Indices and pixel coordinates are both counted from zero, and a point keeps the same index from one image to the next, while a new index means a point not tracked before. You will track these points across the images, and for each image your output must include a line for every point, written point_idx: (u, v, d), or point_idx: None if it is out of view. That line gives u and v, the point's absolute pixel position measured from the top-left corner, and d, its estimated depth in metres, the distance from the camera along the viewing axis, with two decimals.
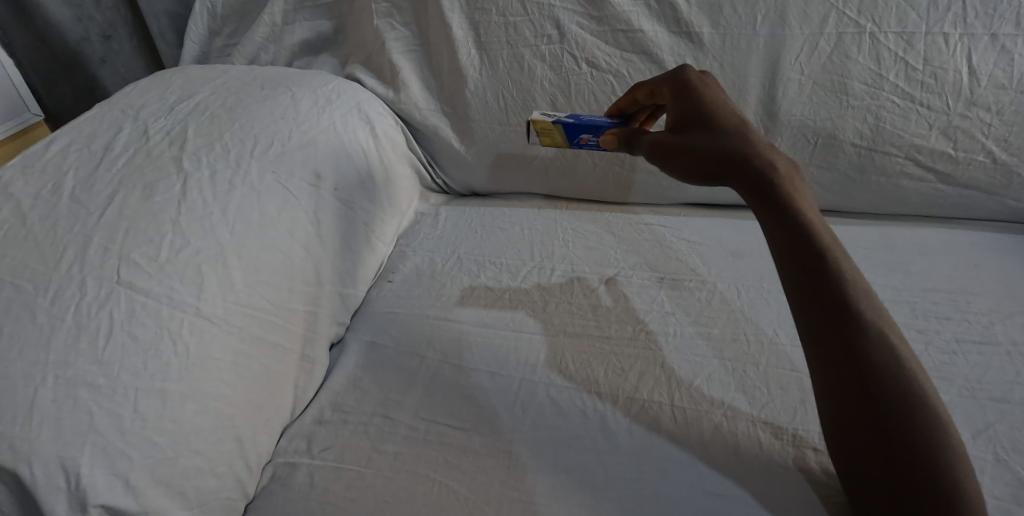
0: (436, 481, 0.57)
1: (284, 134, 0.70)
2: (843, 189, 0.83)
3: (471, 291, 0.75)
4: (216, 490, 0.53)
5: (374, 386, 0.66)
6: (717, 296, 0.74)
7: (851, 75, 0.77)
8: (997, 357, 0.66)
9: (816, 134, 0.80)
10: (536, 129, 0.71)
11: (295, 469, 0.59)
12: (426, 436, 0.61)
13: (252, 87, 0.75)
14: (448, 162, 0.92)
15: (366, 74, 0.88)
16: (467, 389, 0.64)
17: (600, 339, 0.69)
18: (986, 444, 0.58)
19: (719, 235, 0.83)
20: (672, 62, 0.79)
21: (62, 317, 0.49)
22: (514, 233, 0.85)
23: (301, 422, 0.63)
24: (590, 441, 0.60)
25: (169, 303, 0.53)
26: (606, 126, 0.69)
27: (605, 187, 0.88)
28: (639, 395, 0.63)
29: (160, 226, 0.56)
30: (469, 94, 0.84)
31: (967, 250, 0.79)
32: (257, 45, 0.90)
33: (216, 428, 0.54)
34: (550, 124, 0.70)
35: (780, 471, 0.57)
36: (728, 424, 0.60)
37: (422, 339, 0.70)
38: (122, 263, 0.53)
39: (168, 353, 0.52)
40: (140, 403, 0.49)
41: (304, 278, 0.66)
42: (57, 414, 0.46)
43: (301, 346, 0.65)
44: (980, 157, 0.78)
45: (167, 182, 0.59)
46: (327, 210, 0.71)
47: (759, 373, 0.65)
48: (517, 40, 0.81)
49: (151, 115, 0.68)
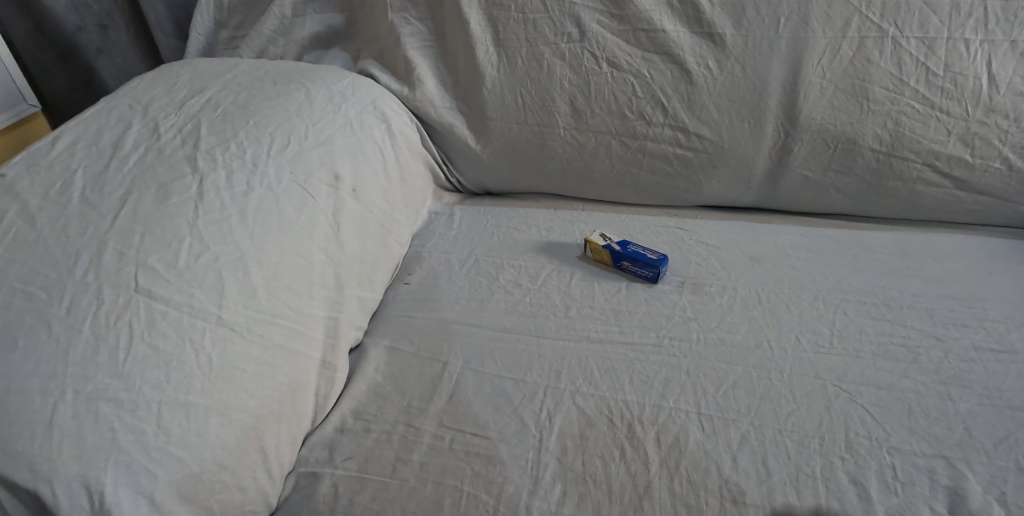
0: (463, 493, 0.55)
1: (300, 133, 0.68)
2: (859, 194, 0.82)
3: (490, 295, 0.74)
4: (240, 504, 0.52)
5: (395, 393, 0.64)
6: (738, 301, 0.73)
7: (872, 80, 0.76)
8: (1016, 365, 0.65)
9: (835, 138, 0.79)
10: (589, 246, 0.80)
11: (317, 480, 0.57)
12: (450, 446, 0.59)
13: (265, 83, 0.73)
14: (461, 160, 0.89)
15: (379, 69, 0.86)
16: (490, 397, 0.63)
17: (623, 345, 0.68)
18: (1009, 451, 0.58)
19: (737, 239, 0.83)
20: (693, 63, 0.78)
21: (78, 329, 0.47)
22: (531, 234, 0.83)
23: (321, 431, 0.61)
24: (618, 450, 0.59)
25: (190, 313, 0.51)
26: (646, 260, 0.75)
27: (621, 187, 0.87)
28: (665, 404, 0.62)
29: (176, 229, 0.54)
30: (485, 92, 0.83)
31: (981, 255, 0.79)
32: (266, 38, 0.88)
33: (240, 440, 0.52)
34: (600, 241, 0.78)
35: (810, 481, 0.56)
36: (755, 434, 0.60)
37: (443, 344, 0.68)
38: (141, 269, 0.51)
39: (190, 364, 0.50)
40: (163, 417, 0.47)
41: (324, 283, 0.64)
42: (77, 431, 0.44)
43: (322, 353, 0.62)
44: (996, 163, 0.77)
45: (182, 183, 0.57)
46: (346, 211, 0.69)
47: (784, 381, 0.64)
48: (537, 37, 0.80)
49: (162, 111, 0.65)
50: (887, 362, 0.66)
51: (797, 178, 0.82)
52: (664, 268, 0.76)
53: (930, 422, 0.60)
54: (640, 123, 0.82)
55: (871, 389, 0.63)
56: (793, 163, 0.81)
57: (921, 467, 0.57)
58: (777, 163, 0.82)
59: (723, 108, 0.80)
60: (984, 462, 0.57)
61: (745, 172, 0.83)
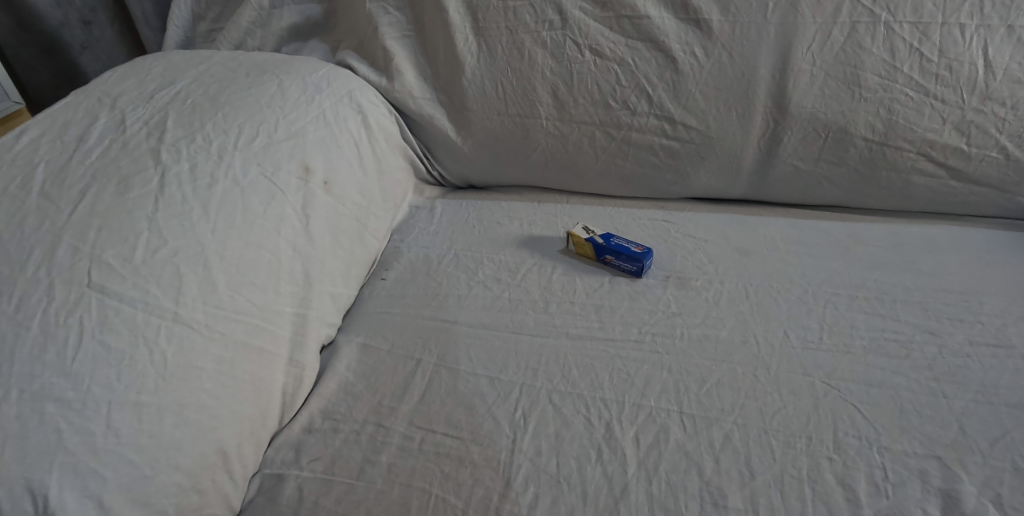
0: (432, 495, 0.54)
1: (270, 124, 0.66)
2: (852, 185, 0.79)
3: (469, 291, 0.72)
4: (198, 507, 0.50)
5: (367, 392, 0.62)
6: (725, 296, 0.71)
7: (864, 67, 0.74)
8: (1012, 360, 0.62)
9: (827, 128, 0.76)
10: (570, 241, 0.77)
11: (283, 481, 0.55)
12: (421, 447, 0.57)
13: (237, 73, 0.71)
14: (443, 154, 0.87)
15: (358, 60, 0.83)
16: (464, 395, 0.61)
17: (603, 341, 0.66)
18: (1003, 451, 0.55)
19: (726, 232, 0.80)
20: (679, 51, 0.76)
21: (25, 326, 0.45)
22: (513, 228, 0.81)
23: (289, 431, 0.59)
24: (595, 451, 0.56)
25: (145, 309, 0.50)
26: (630, 252, 0.73)
27: (606, 179, 0.84)
28: (645, 402, 0.60)
29: (135, 223, 0.52)
30: (466, 82, 0.80)
31: (977, 248, 0.76)
32: (243, 30, 0.85)
33: (197, 441, 0.50)
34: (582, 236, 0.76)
35: (795, 482, 0.54)
36: (739, 434, 0.58)
37: (418, 341, 0.66)
38: (94, 264, 0.49)
39: (143, 363, 0.48)
40: (113, 418, 0.46)
41: (292, 278, 0.62)
42: (21, 433, 0.42)
43: (289, 351, 0.60)
44: (993, 152, 0.74)
45: (143, 176, 0.55)
46: (318, 205, 0.67)
47: (770, 378, 0.62)
48: (518, 26, 0.78)
49: (128, 103, 0.63)
50: (877, 358, 0.63)
51: (787, 169, 0.79)
52: (649, 262, 0.74)
53: (922, 421, 0.58)
54: (624, 113, 0.79)
55: (860, 387, 0.61)
56: (783, 154, 0.78)
57: (911, 467, 0.55)
58: (766, 154, 0.79)
59: (710, 97, 0.77)
60: (977, 463, 0.54)
61: (733, 163, 0.80)
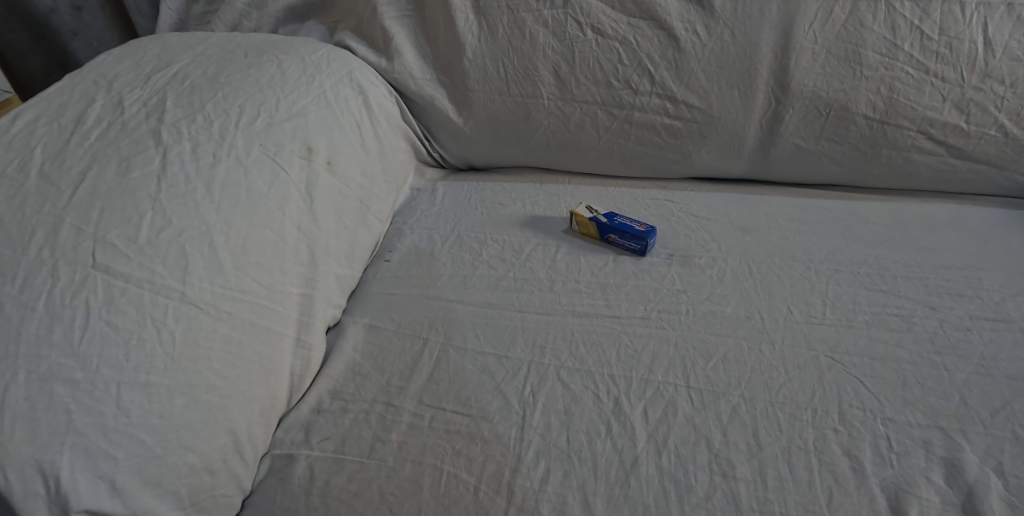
0: (444, 472, 0.54)
1: (271, 105, 0.65)
2: (853, 163, 0.80)
3: (473, 271, 0.72)
4: (210, 487, 0.50)
5: (375, 372, 0.62)
6: (729, 273, 0.71)
7: (865, 44, 0.74)
8: (1012, 333, 0.63)
9: (828, 105, 0.76)
10: (574, 221, 0.77)
11: (293, 461, 0.55)
12: (431, 424, 0.57)
13: (235, 54, 0.70)
14: (444, 136, 0.87)
15: (356, 42, 0.82)
16: (472, 374, 0.61)
17: (610, 319, 0.66)
18: (1005, 422, 0.56)
19: (728, 211, 0.80)
20: (681, 30, 0.76)
21: (31, 308, 0.45)
22: (516, 209, 0.81)
23: (298, 411, 0.59)
24: (604, 425, 0.57)
25: (151, 289, 0.49)
26: (635, 231, 0.73)
27: (608, 159, 0.84)
28: (653, 378, 0.60)
29: (138, 204, 0.52)
30: (466, 63, 0.80)
31: (976, 224, 0.76)
32: (239, 12, 0.84)
33: (207, 421, 0.50)
34: (587, 217, 0.75)
35: (802, 453, 0.54)
36: (746, 407, 0.58)
37: (424, 321, 0.66)
38: (98, 245, 0.48)
39: (152, 343, 0.48)
40: (122, 399, 0.45)
41: (296, 258, 0.62)
42: (31, 413, 0.42)
43: (296, 332, 0.60)
44: (992, 130, 0.75)
45: (144, 157, 0.55)
46: (320, 186, 0.66)
47: (775, 352, 0.62)
48: (519, 5, 0.78)
49: (125, 85, 0.62)
50: (881, 332, 0.64)
51: (788, 147, 0.80)
52: (653, 241, 0.74)
53: (925, 393, 0.58)
54: (626, 92, 0.79)
55: (864, 360, 0.61)
56: (784, 132, 0.78)
57: (917, 438, 0.55)
58: (768, 133, 0.79)
59: (712, 76, 0.77)
60: (980, 433, 0.55)
61: (734, 142, 0.80)
